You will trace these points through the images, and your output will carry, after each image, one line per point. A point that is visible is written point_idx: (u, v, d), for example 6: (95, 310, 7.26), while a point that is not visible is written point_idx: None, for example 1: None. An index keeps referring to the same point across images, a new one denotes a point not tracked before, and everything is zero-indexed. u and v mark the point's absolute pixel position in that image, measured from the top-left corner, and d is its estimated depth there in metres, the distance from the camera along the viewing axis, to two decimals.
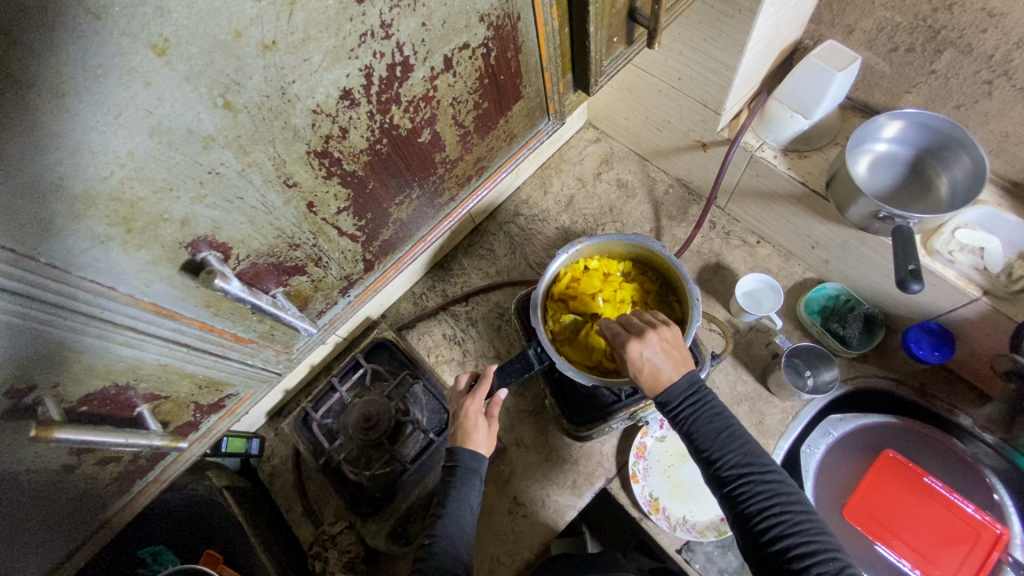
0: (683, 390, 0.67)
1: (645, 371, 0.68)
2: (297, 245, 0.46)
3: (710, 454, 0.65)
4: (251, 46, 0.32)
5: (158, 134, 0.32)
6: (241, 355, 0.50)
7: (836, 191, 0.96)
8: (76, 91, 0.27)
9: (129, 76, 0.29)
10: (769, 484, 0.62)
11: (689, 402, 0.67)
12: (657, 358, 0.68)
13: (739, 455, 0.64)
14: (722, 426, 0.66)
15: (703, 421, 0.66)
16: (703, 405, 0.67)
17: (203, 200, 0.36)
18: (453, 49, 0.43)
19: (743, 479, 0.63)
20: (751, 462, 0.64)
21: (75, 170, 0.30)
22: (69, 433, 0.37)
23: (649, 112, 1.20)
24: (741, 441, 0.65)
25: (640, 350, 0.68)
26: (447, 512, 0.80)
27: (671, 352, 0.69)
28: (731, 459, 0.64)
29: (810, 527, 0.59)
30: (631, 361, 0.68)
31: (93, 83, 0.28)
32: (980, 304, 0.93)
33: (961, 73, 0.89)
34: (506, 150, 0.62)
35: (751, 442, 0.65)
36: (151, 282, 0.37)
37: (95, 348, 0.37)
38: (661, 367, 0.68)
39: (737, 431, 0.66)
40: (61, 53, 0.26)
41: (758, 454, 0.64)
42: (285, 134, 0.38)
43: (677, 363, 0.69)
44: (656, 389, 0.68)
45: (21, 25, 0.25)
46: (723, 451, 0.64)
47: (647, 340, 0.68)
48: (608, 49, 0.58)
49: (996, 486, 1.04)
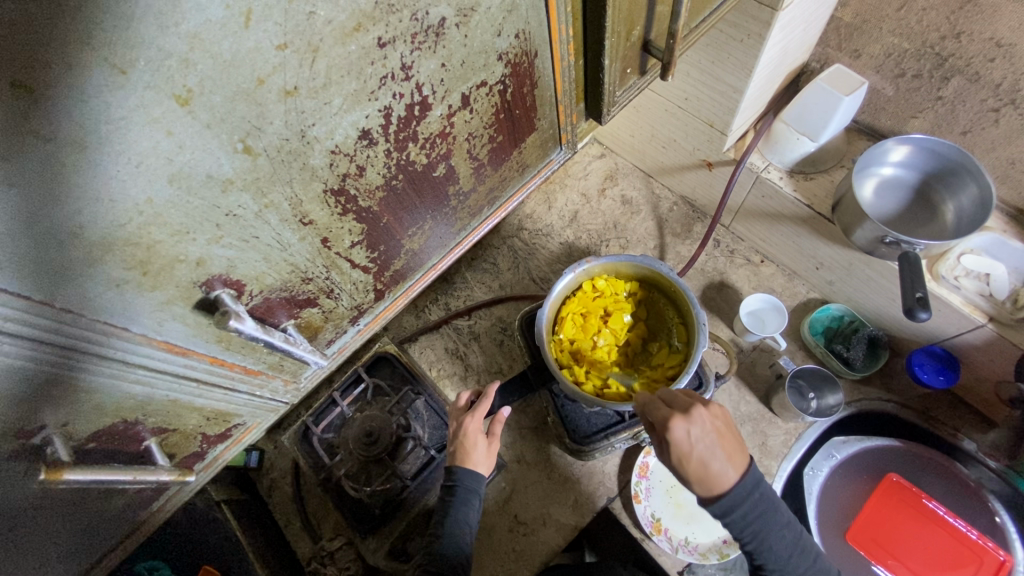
0: (744, 498, 0.62)
1: (694, 457, 0.60)
2: (309, 278, 0.45)
3: (773, 568, 0.67)
4: (273, 92, 0.32)
5: (177, 180, 0.31)
6: (250, 387, 0.49)
7: (842, 215, 0.96)
8: (99, 142, 0.27)
9: (152, 125, 0.28)
10: None
11: (759, 520, 0.64)
12: (709, 444, 0.61)
13: (802, 565, 0.67)
14: (788, 537, 0.66)
15: (773, 539, 0.65)
16: (772, 523, 0.65)
17: (219, 241, 0.36)
18: (471, 88, 0.43)
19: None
20: (811, 568, 0.68)
21: (94, 218, 0.29)
22: (79, 473, 0.38)
23: (655, 131, 1.20)
24: (804, 549, 0.67)
25: (687, 431, 0.61)
26: (446, 532, 0.79)
27: (724, 436, 0.62)
28: (793, 575, 0.67)
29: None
30: (677, 446, 0.60)
31: (116, 134, 0.27)
32: (986, 330, 0.92)
33: (968, 101, 0.89)
34: (519, 179, 0.62)
35: (808, 545, 0.68)
36: (164, 321, 0.37)
37: (107, 389, 0.37)
38: (713, 456, 0.61)
39: (797, 537, 0.67)
40: (84, 108, 0.26)
41: (812, 555, 0.69)
42: (303, 175, 0.37)
43: (732, 453, 0.62)
44: (704, 481, 0.61)
45: (47, 82, 0.24)
46: (788, 567, 0.67)
47: (696, 420, 0.61)
48: (622, 80, 0.58)
49: (998, 509, 1.02)
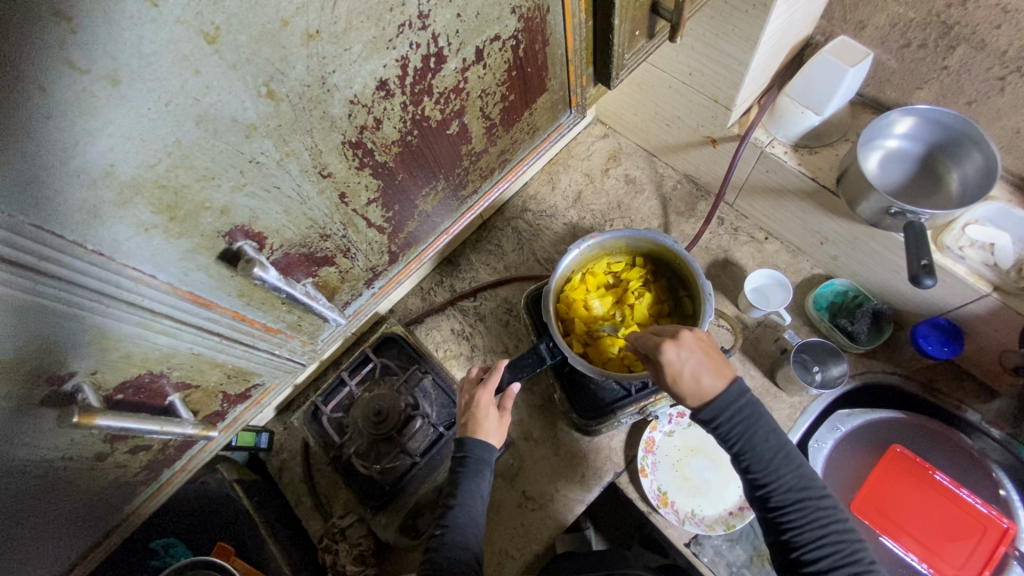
0: (730, 404, 0.63)
1: (685, 376, 0.65)
2: (327, 236, 0.46)
3: (763, 478, 0.64)
4: (296, 34, 0.32)
5: (203, 122, 0.32)
6: (269, 345, 0.50)
7: (846, 187, 0.96)
8: (131, 77, 0.28)
9: (182, 62, 0.29)
10: (822, 512, 0.63)
11: (743, 422, 0.64)
12: (698, 360, 0.64)
13: (793, 478, 0.64)
14: (778, 447, 0.64)
15: (759, 443, 0.64)
16: (757, 424, 0.64)
17: (243, 189, 0.37)
18: (486, 41, 0.44)
19: (795, 505, 0.63)
20: (805, 487, 0.64)
21: (123, 157, 0.30)
22: (109, 419, 0.38)
23: (658, 108, 1.20)
24: (796, 463, 0.64)
25: (676, 353, 0.65)
26: (459, 503, 0.80)
27: (711, 353, 0.65)
28: (785, 485, 0.64)
29: (860, 557, 0.61)
30: (668, 367, 0.65)
31: (146, 69, 0.28)
32: (990, 300, 0.93)
33: (974, 69, 0.89)
34: (528, 143, 0.63)
35: (803, 465, 0.65)
36: (189, 270, 0.38)
37: (132, 337, 0.38)
38: (702, 371, 0.64)
39: (790, 452, 0.65)
40: (117, 40, 0.27)
41: (809, 477, 0.64)
42: (323, 124, 0.38)
43: (719, 367, 0.65)
44: (697, 397, 0.64)
45: (83, 10, 0.25)
46: (779, 476, 0.64)
47: (683, 342, 0.65)
48: (630, 43, 0.59)
49: (1002, 481, 1.04)
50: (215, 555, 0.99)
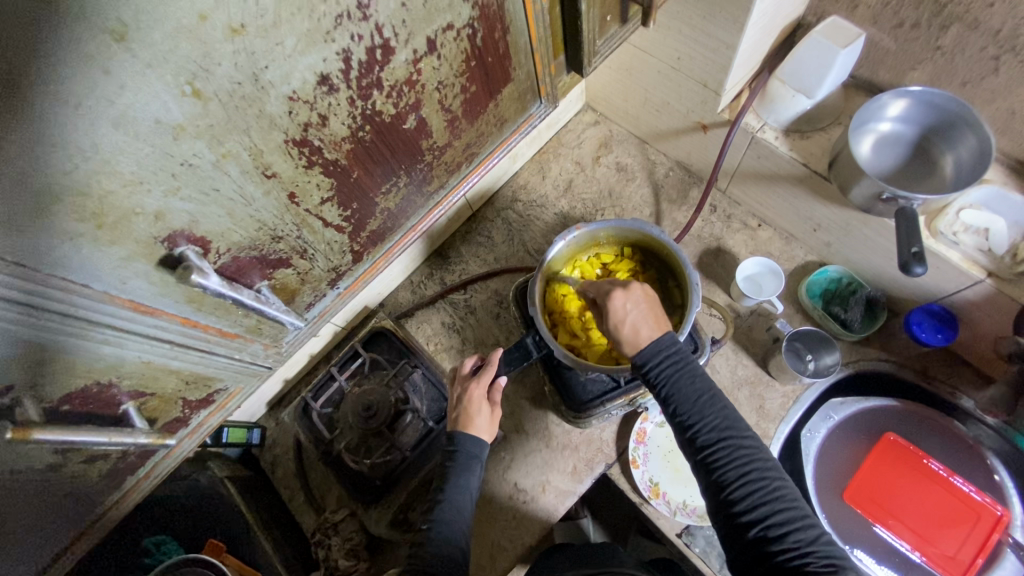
0: (665, 351, 0.67)
1: (626, 323, 0.68)
2: (279, 237, 0.53)
3: (688, 419, 0.63)
4: (218, 29, 0.36)
5: (122, 126, 0.35)
6: (227, 350, 0.56)
7: (838, 172, 0.94)
8: (34, 84, 0.30)
9: (88, 63, 0.32)
10: (746, 451, 0.61)
11: (672, 365, 0.65)
12: (640, 311, 0.69)
13: (718, 418, 0.63)
14: (702, 389, 0.64)
15: (685, 383, 0.64)
16: (684, 367, 0.65)
17: (176, 193, 0.41)
18: (435, 31, 0.49)
19: (719, 442, 0.62)
20: (728, 427, 0.62)
21: (39, 166, 0.33)
22: (48, 434, 0.41)
23: (647, 94, 1.18)
24: (719, 404, 0.64)
25: (623, 300, 0.69)
26: (446, 497, 0.78)
27: (655, 307, 0.69)
28: (708, 424, 0.63)
29: (785, 495, 0.59)
30: (613, 312, 0.69)
31: (49, 70, 0.31)
32: (984, 286, 0.91)
33: (967, 49, 0.86)
34: (497, 135, 0.70)
35: (729, 407, 0.64)
36: (127, 278, 0.42)
37: (73, 343, 0.41)
38: (642, 322, 0.68)
39: (715, 395, 0.64)
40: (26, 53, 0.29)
41: (734, 420, 0.63)
42: (261, 122, 0.43)
43: (659, 319, 0.69)
44: (633, 344, 0.68)
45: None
46: (702, 416, 0.63)
47: (631, 292, 0.70)
48: (600, 29, 0.64)
49: (997, 468, 1.03)
50: (208, 550, 0.98)
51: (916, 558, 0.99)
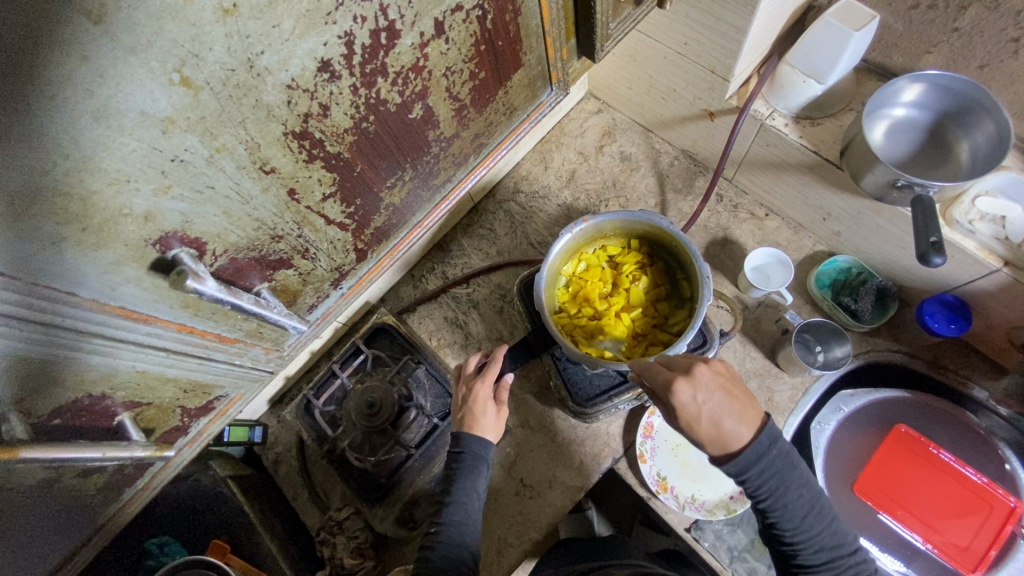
0: (767, 463, 0.61)
1: (703, 420, 0.59)
2: (278, 236, 0.50)
3: (791, 533, 0.64)
4: (208, 9, 0.33)
5: (104, 117, 0.33)
6: (227, 355, 0.54)
7: (851, 160, 0.91)
8: (1, 73, 0.28)
9: (63, 48, 0.29)
10: (846, 562, 0.64)
11: (777, 479, 0.61)
12: (718, 403, 0.59)
13: (826, 536, 0.64)
14: (809, 503, 0.63)
15: (796, 505, 0.62)
16: (790, 480, 0.62)
17: (167, 191, 0.39)
18: (443, 12, 0.47)
19: (826, 563, 0.64)
20: (836, 544, 0.64)
21: (11, 162, 0.30)
22: (34, 452, 0.40)
23: (653, 81, 1.14)
24: (824, 516, 0.64)
25: (692, 395, 0.59)
26: (453, 500, 0.76)
27: (732, 392, 0.60)
28: (814, 541, 0.63)
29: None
30: (683, 411, 0.59)
31: (18, 55, 0.28)
32: (1001, 275, 0.89)
33: (987, 30, 0.83)
34: (506, 124, 0.68)
35: (832, 516, 0.65)
36: (117, 284, 0.40)
37: (62, 355, 0.39)
38: (723, 414, 0.59)
39: (821, 508, 0.64)
40: None
41: (834, 526, 0.65)
42: (258, 113, 0.40)
43: (743, 411, 0.60)
44: (715, 438, 0.59)
45: None
46: (809, 534, 0.63)
47: (699, 380, 0.60)
48: (614, 11, 0.63)
49: (1008, 456, 1.00)
50: (211, 553, 0.98)
51: (926, 550, 0.98)
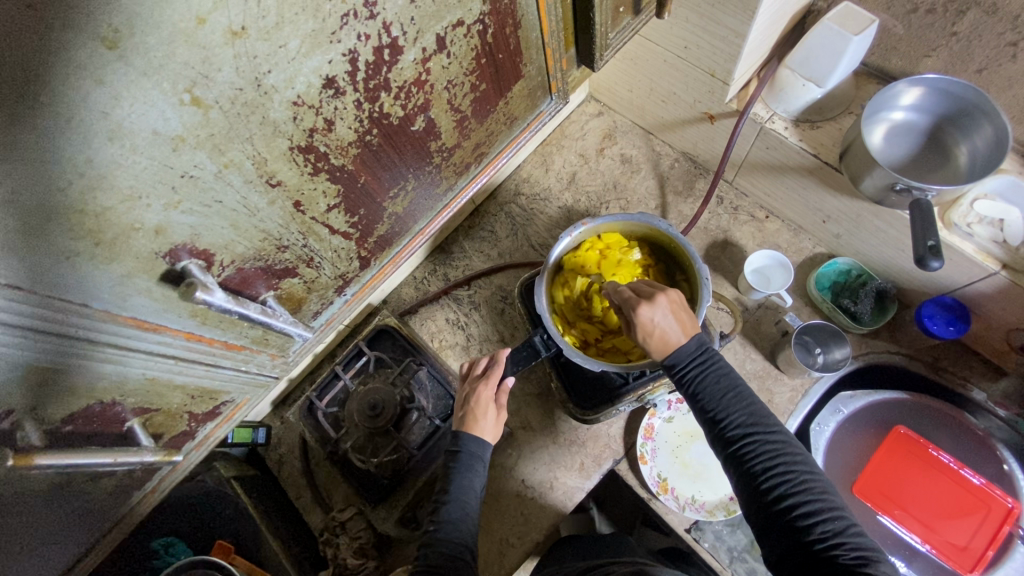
0: (691, 352, 0.66)
1: (655, 334, 0.67)
2: (284, 246, 0.51)
3: (713, 415, 0.63)
4: (217, 32, 0.34)
5: (118, 137, 0.34)
6: (234, 362, 0.55)
7: (850, 163, 0.91)
8: (20, 98, 0.29)
9: (79, 73, 0.30)
10: (774, 443, 0.60)
11: (696, 365, 0.65)
12: (669, 321, 0.67)
13: (745, 414, 0.62)
14: (729, 387, 0.64)
15: (710, 381, 0.64)
16: (710, 366, 0.65)
17: (178, 206, 0.40)
18: (446, 27, 0.48)
19: (748, 437, 0.61)
20: (757, 422, 0.62)
21: (29, 183, 0.31)
22: (49, 459, 0.40)
23: (653, 84, 1.15)
24: (748, 401, 0.63)
25: (650, 313, 0.66)
26: (451, 497, 0.77)
27: (681, 313, 0.68)
28: (735, 419, 0.62)
29: (814, 486, 0.57)
30: (641, 324, 0.67)
31: (35, 80, 0.29)
32: (999, 278, 0.89)
33: (984, 35, 0.83)
34: (507, 132, 0.69)
35: (757, 403, 0.64)
36: (128, 295, 0.41)
37: (75, 365, 0.40)
38: (671, 330, 0.67)
39: (742, 392, 0.64)
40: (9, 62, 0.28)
41: (764, 415, 0.62)
42: (264, 129, 0.41)
43: (686, 326, 0.67)
44: (663, 352, 0.67)
45: None
46: (728, 411, 0.63)
47: (657, 304, 0.67)
48: (614, 20, 0.64)
49: (1007, 457, 1.01)
50: (215, 553, 0.98)
51: (925, 551, 0.98)
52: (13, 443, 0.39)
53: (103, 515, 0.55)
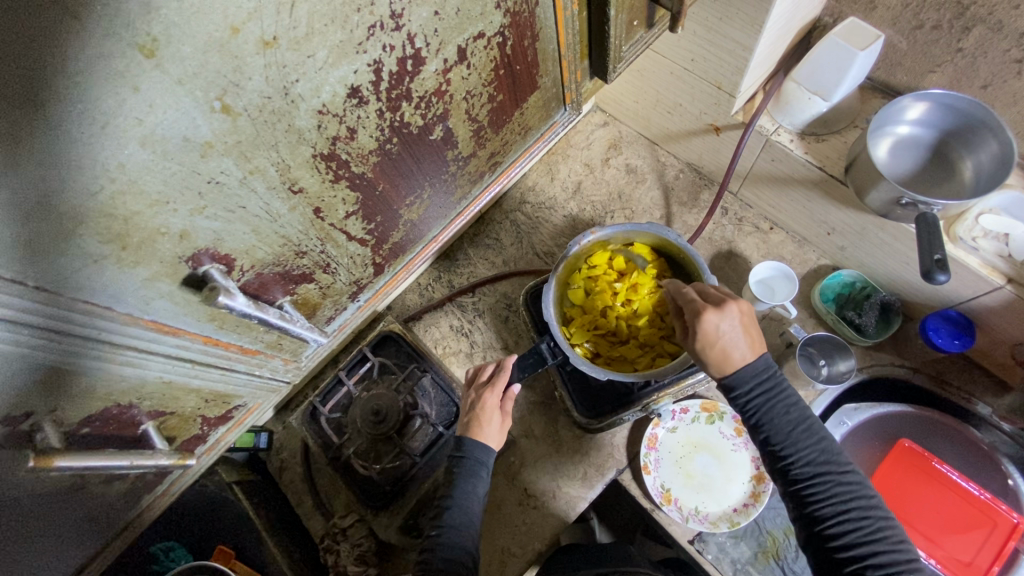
0: (758, 376, 0.64)
1: (717, 344, 0.64)
2: (303, 252, 0.51)
3: (782, 449, 0.62)
4: (250, 42, 0.35)
5: (149, 144, 0.34)
6: (248, 366, 0.55)
7: (855, 176, 0.92)
8: (57, 103, 0.29)
9: (116, 80, 0.31)
10: (843, 486, 0.60)
11: (763, 394, 0.64)
12: (736, 332, 0.64)
13: (815, 452, 0.61)
14: (798, 422, 0.63)
15: (779, 414, 0.63)
16: (777, 396, 0.64)
17: (202, 211, 0.40)
18: (467, 39, 0.49)
19: (818, 478, 0.60)
20: (828, 461, 0.61)
21: (62, 186, 0.32)
22: (69, 461, 0.41)
23: (660, 96, 1.16)
24: (818, 438, 0.62)
25: (717, 322, 0.64)
26: (455, 502, 0.77)
27: (750, 328, 0.65)
28: (806, 458, 0.61)
29: (886, 535, 0.57)
30: (704, 332, 0.64)
31: (73, 89, 0.29)
32: (1005, 292, 0.89)
33: (991, 52, 0.84)
34: (521, 142, 0.70)
35: (826, 438, 0.63)
36: (150, 299, 0.41)
37: (96, 367, 0.41)
38: (737, 345, 0.64)
39: (812, 426, 0.63)
40: (46, 67, 0.28)
41: (833, 453, 0.62)
42: (289, 137, 0.42)
43: (754, 341, 0.65)
44: (725, 365, 0.65)
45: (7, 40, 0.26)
46: (798, 448, 0.62)
47: (726, 312, 0.64)
48: (628, 33, 0.65)
49: (1011, 472, 1.01)
50: (216, 559, 0.97)
51: (931, 566, 0.95)
52: (33, 444, 0.39)
53: (110, 519, 0.55)
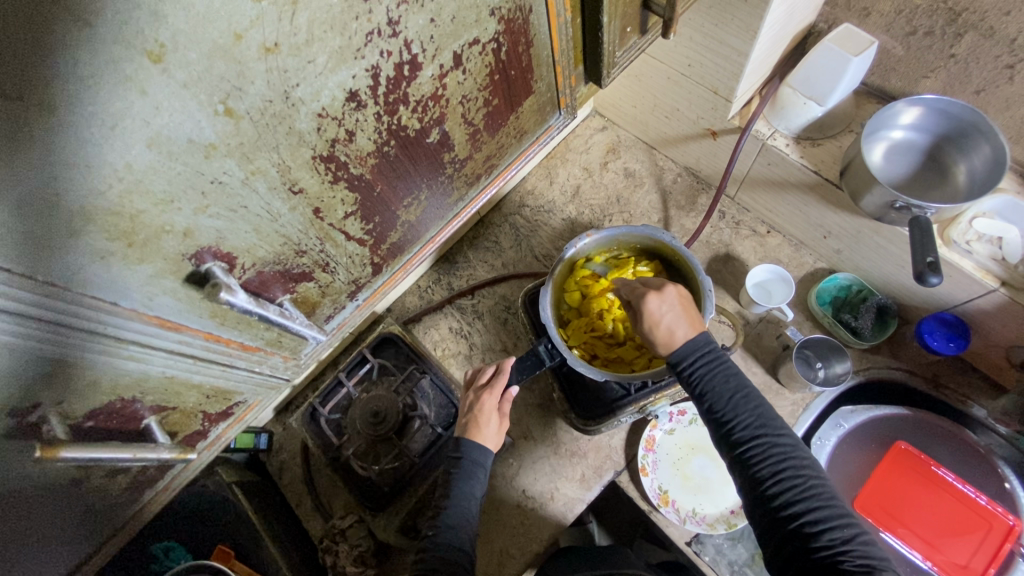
0: (698, 349, 0.67)
1: (660, 325, 0.69)
2: (303, 251, 0.53)
3: (722, 415, 0.64)
4: (252, 48, 0.36)
5: (156, 144, 0.36)
6: (248, 363, 0.56)
7: (850, 180, 0.93)
8: (68, 106, 0.31)
9: (124, 84, 0.32)
10: (780, 447, 0.60)
11: (705, 365, 0.66)
12: (675, 313, 0.69)
13: (752, 416, 0.63)
14: (737, 388, 0.64)
15: (718, 381, 0.65)
16: (717, 366, 0.66)
17: (206, 210, 0.41)
18: (463, 45, 0.50)
19: (755, 440, 0.61)
20: (765, 425, 0.62)
21: (71, 185, 0.33)
22: (73, 452, 0.43)
23: (658, 101, 1.17)
24: (756, 403, 0.63)
25: (658, 303, 0.70)
26: (452, 503, 0.77)
27: (689, 309, 0.70)
28: (744, 421, 0.62)
29: (820, 493, 0.57)
30: (647, 314, 0.69)
31: (84, 92, 0.31)
32: (997, 295, 0.90)
33: (982, 58, 0.85)
34: (518, 144, 0.72)
35: (765, 404, 0.64)
36: (154, 294, 0.42)
37: (100, 361, 0.42)
38: (678, 323, 0.69)
39: (750, 394, 0.64)
40: (59, 72, 0.29)
41: (770, 418, 0.63)
42: (290, 139, 0.43)
43: (692, 320, 0.69)
44: (669, 344, 0.69)
45: (21, 45, 0.28)
46: (737, 412, 0.63)
47: (664, 294, 0.70)
48: (622, 39, 0.66)
49: (1007, 475, 1.01)
50: (215, 559, 0.97)
51: (927, 568, 0.97)
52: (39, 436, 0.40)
53: (111, 513, 0.56)
